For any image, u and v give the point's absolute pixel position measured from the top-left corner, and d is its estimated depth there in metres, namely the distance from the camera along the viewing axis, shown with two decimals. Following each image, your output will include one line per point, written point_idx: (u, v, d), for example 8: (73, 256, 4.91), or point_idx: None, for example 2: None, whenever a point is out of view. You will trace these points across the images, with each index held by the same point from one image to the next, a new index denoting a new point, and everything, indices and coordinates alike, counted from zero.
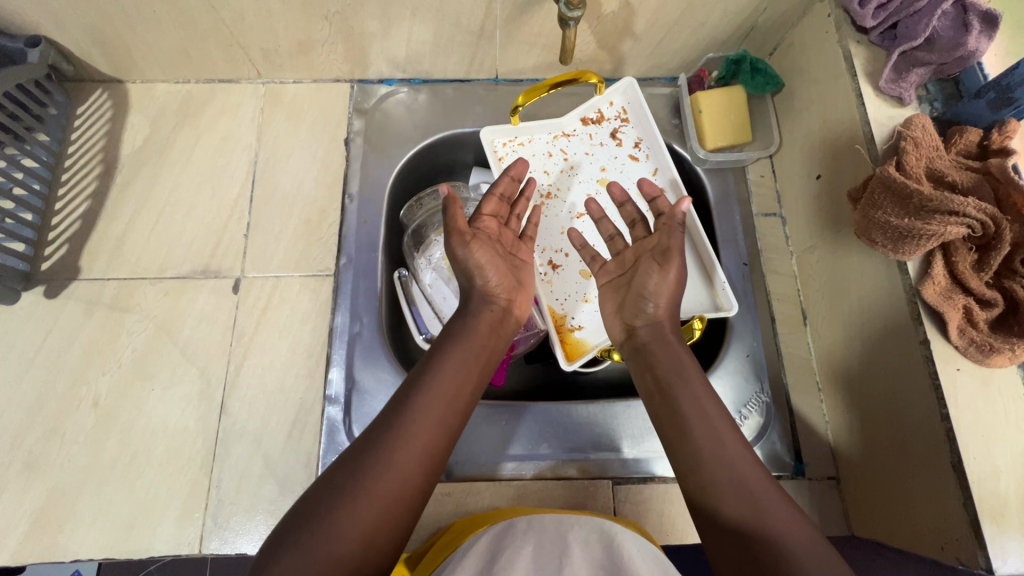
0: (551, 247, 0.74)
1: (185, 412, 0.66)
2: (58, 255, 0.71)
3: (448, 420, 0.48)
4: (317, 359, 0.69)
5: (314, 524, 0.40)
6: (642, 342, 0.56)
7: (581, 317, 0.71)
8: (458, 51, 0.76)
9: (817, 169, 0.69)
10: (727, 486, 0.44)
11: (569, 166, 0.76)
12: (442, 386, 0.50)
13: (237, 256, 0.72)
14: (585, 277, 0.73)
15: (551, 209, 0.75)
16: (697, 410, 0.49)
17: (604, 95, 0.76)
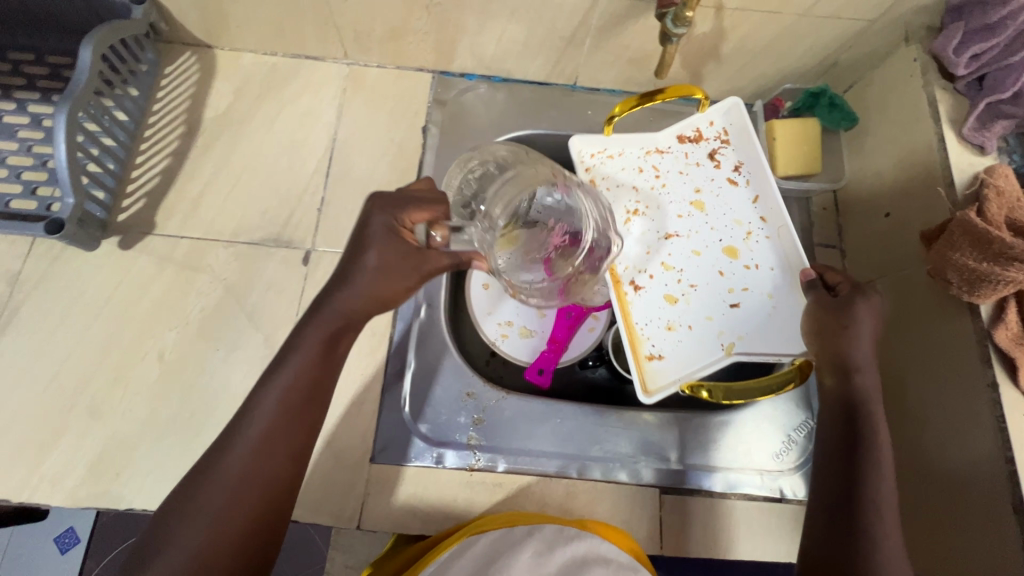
0: (632, 267, 0.73)
1: (246, 376, 0.67)
2: (134, 209, 0.72)
3: (276, 432, 0.50)
4: (379, 338, 0.69)
5: (178, 526, 0.46)
6: (841, 361, 0.58)
7: (663, 347, 0.69)
8: (544, 54, 0.77)
9: (887, 207, 0.71)
10: (857, 541, 0.50)
11: (663, 188, 0.76)
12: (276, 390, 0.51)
13: (309, 229, 0.74)
14: (669, 302, 0.71)
15: (636, 226, 0.75)
16: (872, 462, 0.54)
17: (704, 115, 0.77)
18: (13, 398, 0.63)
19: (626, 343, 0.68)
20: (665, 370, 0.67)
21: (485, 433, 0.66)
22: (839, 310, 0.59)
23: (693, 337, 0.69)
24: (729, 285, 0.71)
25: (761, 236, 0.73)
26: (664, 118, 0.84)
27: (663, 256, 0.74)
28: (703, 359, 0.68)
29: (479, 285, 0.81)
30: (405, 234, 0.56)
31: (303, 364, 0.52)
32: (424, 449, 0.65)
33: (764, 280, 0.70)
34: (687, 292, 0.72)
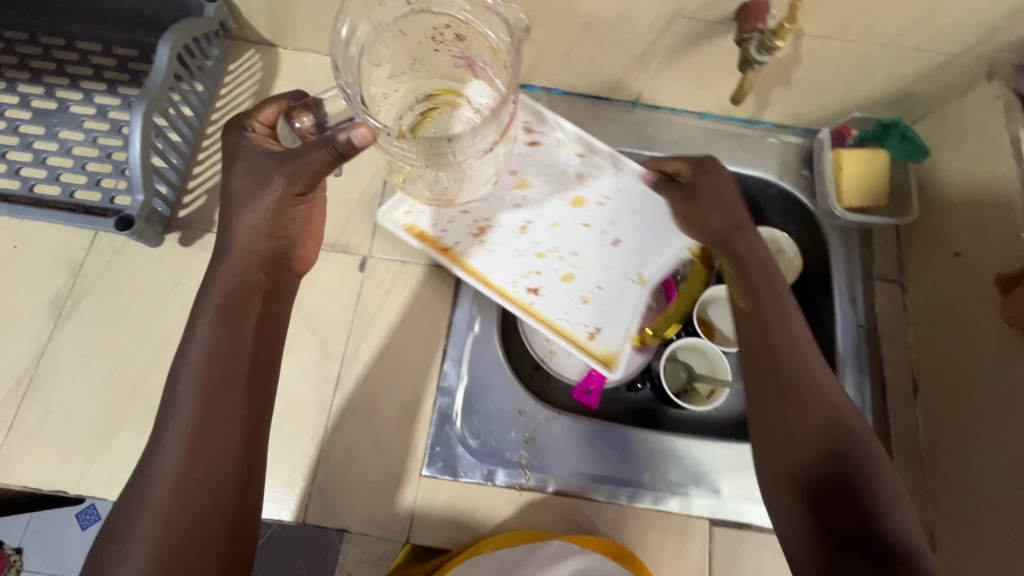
0: (517, 279, 0.71)
1: (301, 380, 0.67)
2: (196, 205, 0.72)
3: (210, 409, 0.51)
4: (433, 350, 0.69)
5: (138, 514, 0.47)
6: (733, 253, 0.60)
7: (594, 318, 0.71)
8: (610, 70, 0.76)
9: (958, 246, 0.69)
10: (869, 516, 0.46)
11: (457, 213, 0.70)
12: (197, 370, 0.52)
13: (366, 236, 0.73)
14: (569, 279, 0.73)
15: (496, 242, 0.72)
16: (801, 417, 0.51)
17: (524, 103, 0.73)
18: (73, 388, 0.64)
19: (569, 346, 0.69)
20: (611, 337, 0.71)
21: (535, 452, 0.66)
22: (689, 196, 0.62)
23: (606, 295, 0.73)
24: (602, 230, 0.73)
25: (592, 169, 0.72)
26: (725, 140, 0.84)
27: (530, 245, 0.72)
28: (628, 308, 0.72)
29: None
30: (263, 138, 0.58)
31: (217, 340, 0.53)
32: (475, 465, 0.65)
33: (619, 204, 0.72)
34: (574, 262, 0.73)
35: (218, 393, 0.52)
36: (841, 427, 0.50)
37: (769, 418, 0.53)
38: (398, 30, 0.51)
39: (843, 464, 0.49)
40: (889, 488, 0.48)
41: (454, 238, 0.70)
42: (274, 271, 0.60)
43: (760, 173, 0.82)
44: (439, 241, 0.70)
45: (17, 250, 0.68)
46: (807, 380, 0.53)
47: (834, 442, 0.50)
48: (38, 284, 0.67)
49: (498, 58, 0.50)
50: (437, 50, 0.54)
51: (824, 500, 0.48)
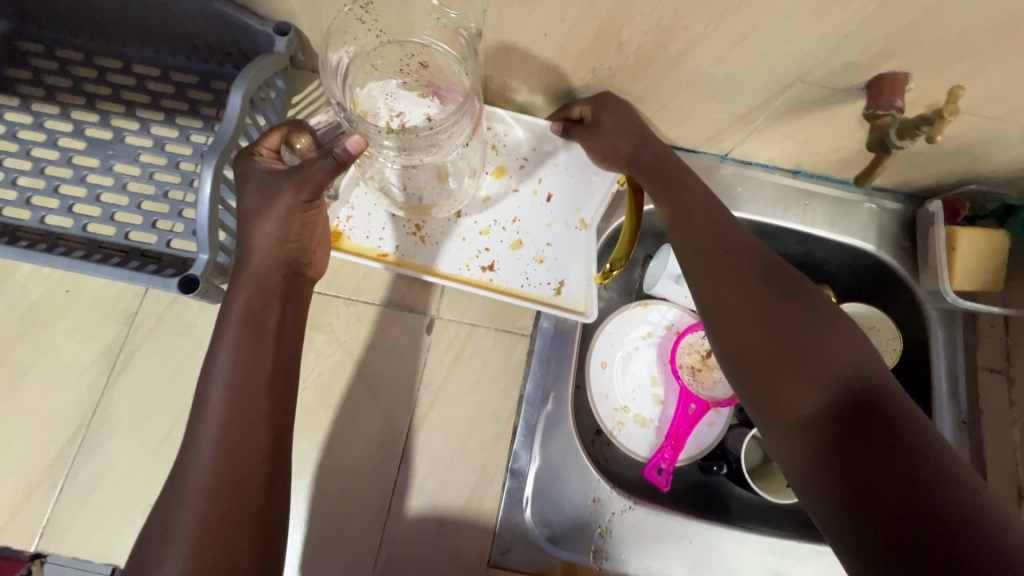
0: (470, 261, 0.69)
1: (363, 452, 0.63)
2: None
3: (235, 435, 0.49)
4: (503, 426, 0.65)
5: (167, 551, 0.44)
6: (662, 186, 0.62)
7: (554, 274, 0.70)
8: (705, 126, 0.70)
9: None
10: (868, 437, 0.41)
11: (386, 217, 0.70)
12: (222, 381, 0.51)
13: (434, 295, 0.69)
14: (519, 247, 0.71)
15: (436, 237, 0.70)
16: (765, 346, 0.49)
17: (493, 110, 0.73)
18: (126, 449, 0.60)
19: (537, 304, 0.68)
20: (572, 287, 0.69)
21: (609, 546, 0.62)
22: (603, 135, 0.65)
23: (561, 250, 0.71)
24: (532, 191, 0.73)
25: (500, 138, 0.74)
26: (819, 203, 0.77)
27: (471, 228, 0.71)
28: (580, 258, 0.70)
29: (598, 364, 0.76)
30: (270, 160, 0.56)
31: (240, 356, 0.52)
32: (544, 556, 0.61)
33: (564, 177, 0.73)
34: (521, 233, 0.71)
35: (247, 420, 0.50)
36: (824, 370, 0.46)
37: (749, 352, 0.50)
38: (370, 61, 0.62)
39: (840, 390, 0.45)
40: (927, 441, 0.40)
41: (394, 243, 0.69)
42: (293, 274, 0.58)
43: (857, 243, 0.76)
44: (380, 251, 0.68)
45: (69, 294, 0.64)
46: (811, 327, 0.49)
47: (835, 389, 0.45)
48: (90, 333, 0.64)
49: (464, 61, 0.60)
50: (408, 80, 0.66)
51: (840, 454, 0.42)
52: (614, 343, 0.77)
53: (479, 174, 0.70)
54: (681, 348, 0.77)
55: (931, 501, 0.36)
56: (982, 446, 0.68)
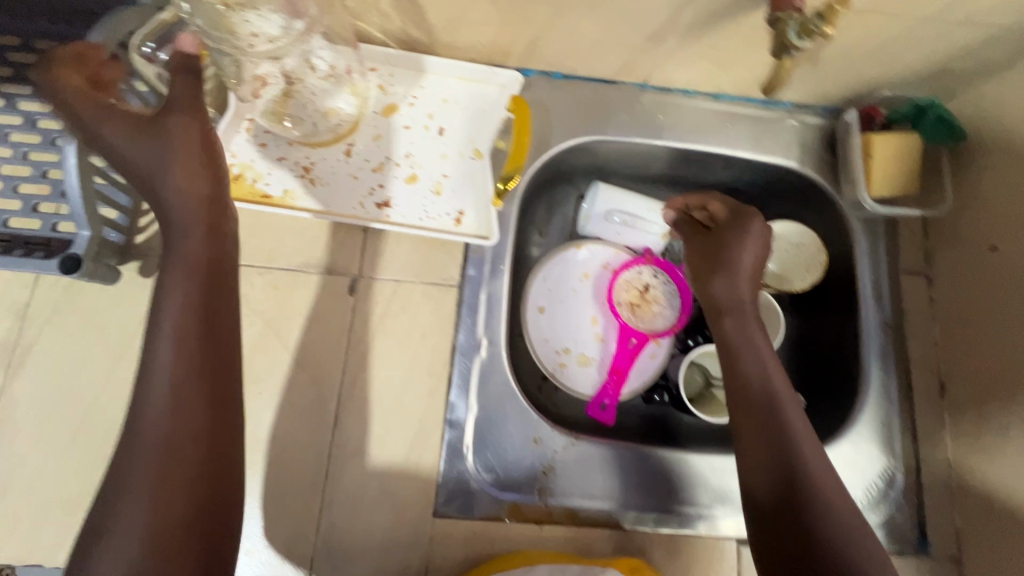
0: (363, 198, 0.67)
1: (293, 423, 0.60)
2: (156, 229, 0.63)
3: (190, 386, 0.42)
4: (437, 380, 0.63)
5: (115, 522, 0.38)
6: (714, 305, 0.63)
7: (454, 204, 0.67)
8: (618, 52, 0.67)
9: (994, 240, 0.65)
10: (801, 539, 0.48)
11: (272, 161, 0.66)
12: (191, 341, 0.43)
13: (354, 254, 0.66)
14: (415, 181, 0.68)
15: (325, 179, 0.67)
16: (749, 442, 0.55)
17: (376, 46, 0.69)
18: (35, 449, 0.57)
19: (435, 233, 0.65)
20: (473, 215, 0.67)
21: (554, 484, 0.62)
22: (711, 241, 0.65)
23: (458, 182, 0.68)
24: (425, 125, 0.69)
25: (390, 76, 0.70)
26: (740, 124, 0.76)
27: (362, 166, 0.68)
28: (478, 185, 0.68)
29: (536, 309, 0.75)
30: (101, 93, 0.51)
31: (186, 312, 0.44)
32: (489, 500, 0.61)
33: (459, 111, 0.70)
34: (416, 167, 0.68)
35: (203, 375, 0.43)
36: (773, 427, 0.54)
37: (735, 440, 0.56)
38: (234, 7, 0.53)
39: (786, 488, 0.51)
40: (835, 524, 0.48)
41: (280, 186, 0.66)
42: (219, 210, 0.49)
43: (779, 161, 0.75)
44: (266, 195, 0.65)
45: None
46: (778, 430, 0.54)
47: (783, 488, 0.51)
48: None
49: None
50: None
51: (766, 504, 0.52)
52: (549, 287, 0.76)
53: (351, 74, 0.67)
54: (620, 285, 0.76)
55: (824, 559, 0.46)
56: (906, 347, 0.71)
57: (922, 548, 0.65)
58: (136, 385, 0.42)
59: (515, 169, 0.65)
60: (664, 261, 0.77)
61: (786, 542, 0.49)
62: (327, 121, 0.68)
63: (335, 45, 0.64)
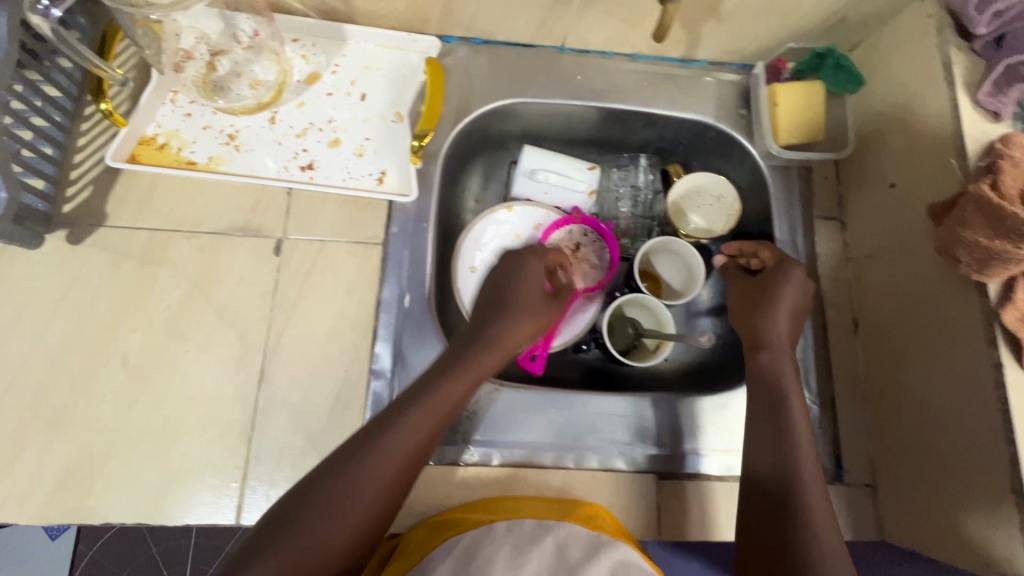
0: (286, 162, 0.69)
1: (221, 380, 0.62)
2: (82, 197, 0.65)
3: (406, 461, 0.53)
4: (362, 333, 0.65)
5: (295, 523, 0.48)
6: (752, 305, 0.68)
7: (375, 165, 0.70)
8: (529, 13, 0.70)
9: (892, 177, 0.68)
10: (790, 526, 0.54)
11: (198, 129, 0.68)
12: (429, 415, 0.56)
13: (279, 216, 0.68)
14: (337, 145, 0.70)
15: (250, 145, 0.69)
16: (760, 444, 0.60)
17: (293, 17, 0.70)
18: None
19: (355, 192, 0.68)
20: (394, 173, 0.69)
21: (477, 426, 0.65)
22: (758, 283, 0.69)
23: (380, 144, 0.71)
24: (346, 92, 0.72)
25: (311, 47, 0.72)
26: (660, 84, 0.78)
27: (286, 132, 0.70)
28: (399, 146, 0.71)
29: (467, 268, 0.77)
30: None
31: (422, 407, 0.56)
32: None
33: (380, 77, 0.73)
34: (339, 131, 0.71)
35: (422, 441, 0.54)
36: (780, 424, 0.60)
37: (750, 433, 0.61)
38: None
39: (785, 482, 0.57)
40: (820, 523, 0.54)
41: (205, 153, 0.68)
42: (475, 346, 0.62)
43: (697, 117, 0.78)
44: (191, 162, 0.67)
45: None
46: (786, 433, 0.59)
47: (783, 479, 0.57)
48: None
49: None
50: None
51: (761, 504, 0.57)
52: (479, 247, 0.78)
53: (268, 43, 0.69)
54: (550, 243, 0.78)
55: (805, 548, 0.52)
56: (820, 288, 0.74)
57: (836, 475, 0.68)
58: (344, 454, 0.52)
59: (429, 127, 0.67)
60: (591, 218, 0.78)
61: (772, 539, 0.54)
62: (249, 89, 0.70)
63: (246, 11, 0.65)
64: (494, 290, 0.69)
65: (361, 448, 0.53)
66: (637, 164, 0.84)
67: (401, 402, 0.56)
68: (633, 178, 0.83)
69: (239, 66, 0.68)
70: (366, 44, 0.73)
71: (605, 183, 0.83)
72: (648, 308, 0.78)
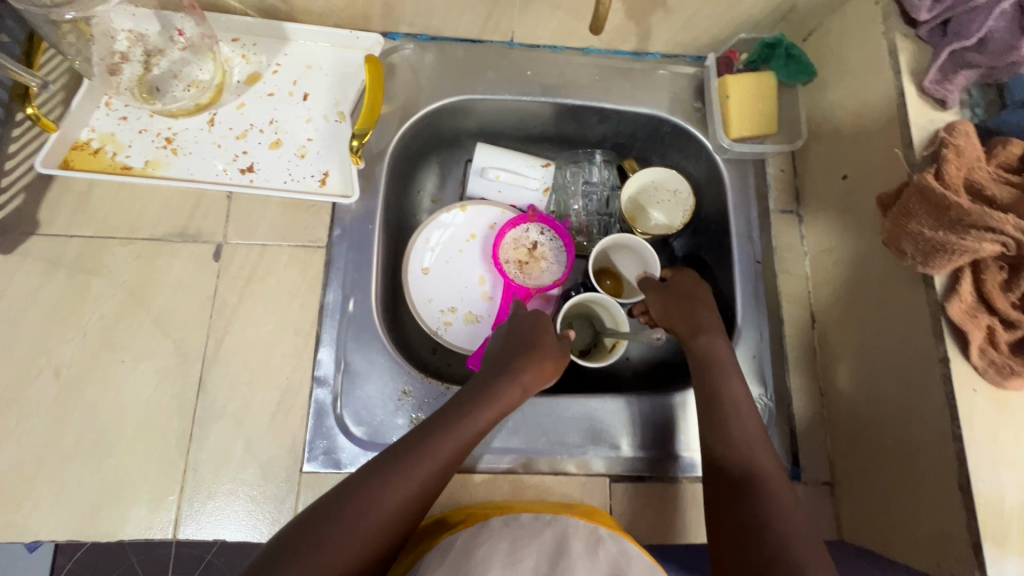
0: (225, 165, 0.67)
1: (158, 390, 0.61)
2: (13, 206, 0.63)
3: (423, 490, 0.52)
4: (305, 339, 0.64)
5: (298, 552, 0.45)
6: (678, 315, 0.68)
7: (318, 166, 0.69)
8: (472, 8, 0.68)
9: (844, 169, 0.67)
10: (759, 519, 0.51)
11: (133, 133, 0.67)
12: (444, 452, 0.53)
13: (219, 220, 0.66)
14: (279, 146, 0.69)
15: (187, 148, 0.67)
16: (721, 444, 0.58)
17: (229, 16, 0.68)
18: None
19: (296, 194, 0.67)
20: (338, 175, 0.68)
21: None
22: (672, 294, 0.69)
23: (323, 144, 0.69)
24: (288, 92, 0.70)
25: (251, 46, 0.71)
26: (613, 77, 0.76)
27: (225, 134, 0.69)
28: (342, 147, 0.69)
29: (418, 271, 0.75)
30: None
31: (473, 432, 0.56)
32: (357, 454, 0.61)
33: (323, 76, 0.71)
34: (280, 132, 0.69)
35: (435, 477, 0.52)
36: (717, 415, 0.60)
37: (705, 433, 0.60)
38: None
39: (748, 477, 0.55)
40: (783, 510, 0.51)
41: (141, 157, 0.66)
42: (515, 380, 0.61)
43: (650, 111, 0.76)
44: (127, 167, 0.66)
45: None
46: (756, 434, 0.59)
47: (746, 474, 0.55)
48: None
49: None
50: None
51: (718, 482, 0.56)
52: (432, 248, 0.77)
53: (203, 44, 0.67)
54: (504, 243, 0.76)
55: (777, 536, 0.49)
56: (776, 282, 0.73)
57: (793, 473, 0.67)
58: (360, 476, 0.51)
59: (368, 125, 0.65)
60: (548, 217, 0.77)
61: (730, 513, 0.53)
62: (186, 90, 0.68)
63: (178, 11, 0.64)
64: (519, 335, 0.66)
65: (376, 475, 0.51)
66: (592, 160, 0.83)
67: (416, 438, 0.54)
68: (587, 174, 0.83)
69: (175, 68, 0.67)
70: (308, 44, 0.72)
71: (559, 181, 0.82)
72: (605, 307, 0.74)
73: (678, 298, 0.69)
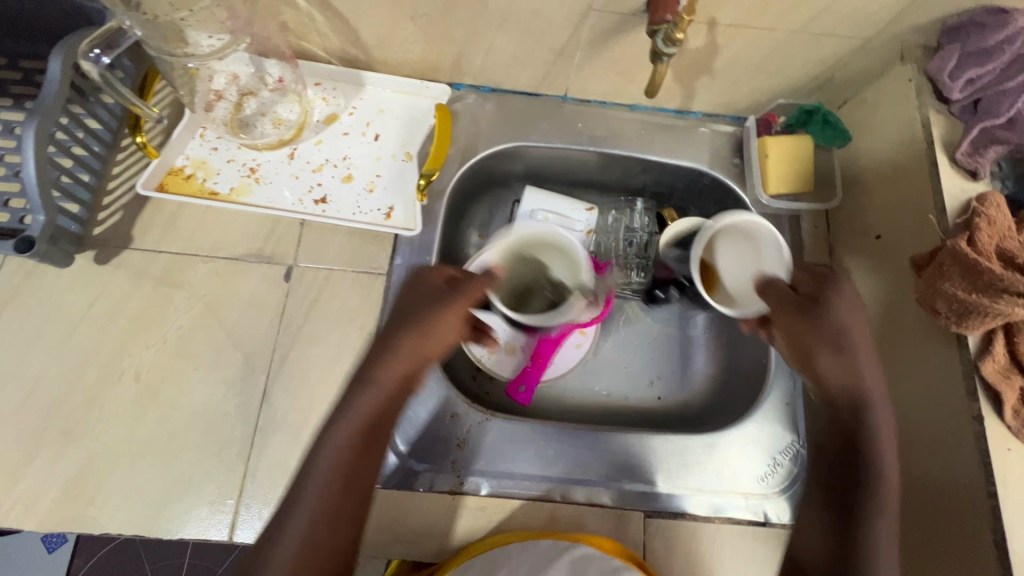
0: (300, 194, 0.74)
1: (225, 398, 0.65)
2: (111, 222, 0.70)
3: (339, 472, 0.51)
4: (362, 358, 0.68)
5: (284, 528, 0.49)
6: (816, 339, 0.59)
7: (384, 201, 0.74)
8: (533, 66, 0.75)
9: (877, 229, 0.70)
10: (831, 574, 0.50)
11: (222, 162, 0.73)
12: (341, 433, 0.52)
13: (292, 245, 0.72)
14: (350, 181, 0.75)
15: (269, 177, 0.74)
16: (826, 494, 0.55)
17: (315, 64, 0.76)
18: None
19: (363, 225, 0.72)
20: (402, 210, 0.74)
21: (467, 455, 0.67)
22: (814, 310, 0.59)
23: (390, 181, 0.76)
24: (361, 133, 0.78)
25: (331, 90, 0.78)
26: (657, 132, 0.82)
27: (303, 167, 0.75)
28: (407, 185, 0.76)
29: None
30: None
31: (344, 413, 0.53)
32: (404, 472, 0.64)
33: (393, 120, 0.78)
34: (352, 168, 0.76)
35: (346, 459, 0.51)
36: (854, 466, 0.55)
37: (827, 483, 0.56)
38: (175, 17, 0.62)
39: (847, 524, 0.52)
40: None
41: (227, 184, 0.73)
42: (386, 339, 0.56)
43: (690, 165, 0.81)
44: (213, 191, 0.72)
45: None
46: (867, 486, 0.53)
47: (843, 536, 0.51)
48: None
49: None
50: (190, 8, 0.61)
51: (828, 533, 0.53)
52: None
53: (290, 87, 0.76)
54: None
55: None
56: None
57: None
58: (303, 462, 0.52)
59: (435, 166, 0.72)
60: (590, 257, 0.81)
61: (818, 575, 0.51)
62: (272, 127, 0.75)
63: (274, 59, 0.72)
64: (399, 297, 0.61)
65: (305, 466, 0.52)
66: (633, 207, 0.88)
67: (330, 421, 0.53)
68: (629, 221, 0.87)
69: (267, 105, 0.75)
70: (382, 90, 0.79)
71: (602, 225, 0.86)
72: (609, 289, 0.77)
73: (829, 340, 0.58)
